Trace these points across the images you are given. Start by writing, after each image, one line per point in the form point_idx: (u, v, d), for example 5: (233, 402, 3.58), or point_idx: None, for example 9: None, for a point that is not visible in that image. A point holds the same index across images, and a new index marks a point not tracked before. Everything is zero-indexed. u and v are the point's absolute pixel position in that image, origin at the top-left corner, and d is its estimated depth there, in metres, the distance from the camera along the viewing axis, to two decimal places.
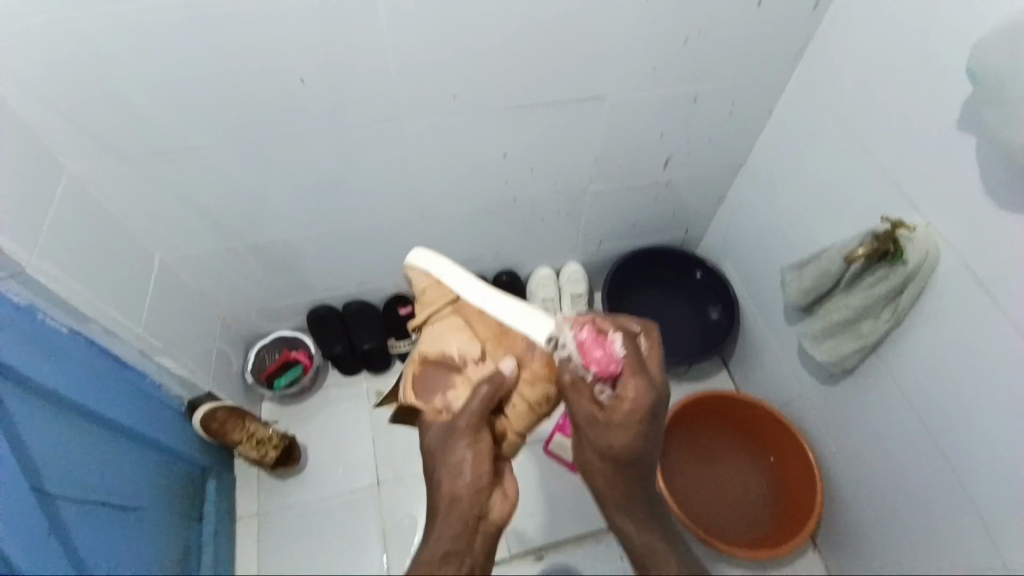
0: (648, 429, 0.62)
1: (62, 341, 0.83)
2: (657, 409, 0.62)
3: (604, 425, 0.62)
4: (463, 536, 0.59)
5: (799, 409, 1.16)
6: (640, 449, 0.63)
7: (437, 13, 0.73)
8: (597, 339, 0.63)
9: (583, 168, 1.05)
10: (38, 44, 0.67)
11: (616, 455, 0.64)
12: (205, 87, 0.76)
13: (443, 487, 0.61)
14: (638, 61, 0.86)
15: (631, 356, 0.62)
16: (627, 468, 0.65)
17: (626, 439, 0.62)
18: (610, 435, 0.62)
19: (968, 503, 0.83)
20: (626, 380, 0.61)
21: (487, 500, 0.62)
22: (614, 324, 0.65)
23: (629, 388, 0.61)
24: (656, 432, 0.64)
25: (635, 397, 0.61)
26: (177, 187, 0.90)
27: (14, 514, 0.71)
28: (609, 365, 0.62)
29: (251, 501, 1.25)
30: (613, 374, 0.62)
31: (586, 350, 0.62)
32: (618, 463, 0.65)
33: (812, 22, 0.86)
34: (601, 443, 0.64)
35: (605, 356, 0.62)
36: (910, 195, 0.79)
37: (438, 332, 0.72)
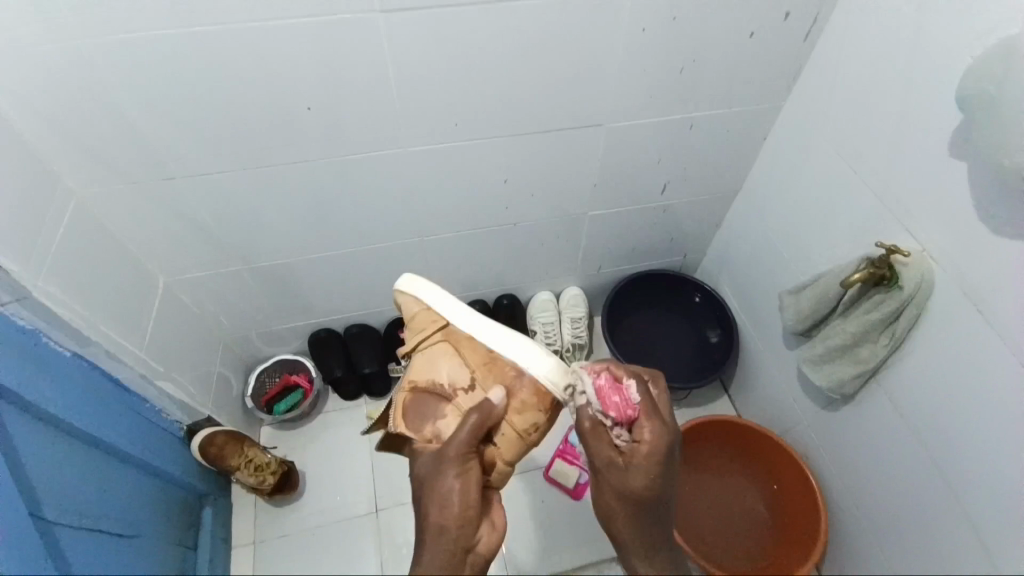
0: (667, 473, 0.63)
1: (63, 364, 0.84)
2: (673, 453, 0.64)
3: (623, 468, 0.63)
4: (451, 568, 0.59)
5: (799, 433, 1.15)
6: (657, 496, 0.64)
7: (439, 46, 0.76)
8: (615, 386, 0.65)
9: (582, 193, 1.07)
10: (57, 73, 0.70)
11: (633, 499, 0.63)
12: (214, 115, 0.78)
13: (431, 516, 0.60)
14: (633, 90, 0.89)
15: (647, 402, 0.64)
16: (644, 515, 0.64)
17: (643, 484, 0.62)
18: (628, 480, 0.63)
19: (971, 528, 0.82)
20: (644, 424, 0.63)
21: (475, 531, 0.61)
22: (630, 372, 0.67)
23: (646, 434, 0.63)
24: (673, 478, 0.65)
25: (653, 442, 0.62)
26: (183, 211, 0.91)
27: (8, 537, 0.71)
28: (627, 409, 0.64)
29: (247, 527, 1.23)
30: (631, 420, 0.64)
31: (603, 395, 0.64)
32: (636, 509, 0.64)
33: (801, 55, 0.89)
34: (619, 488, 0.64)
35: (622, 401, 0.64)
36: (902, 219, 0.80)
37: (428, 359, 0.73)
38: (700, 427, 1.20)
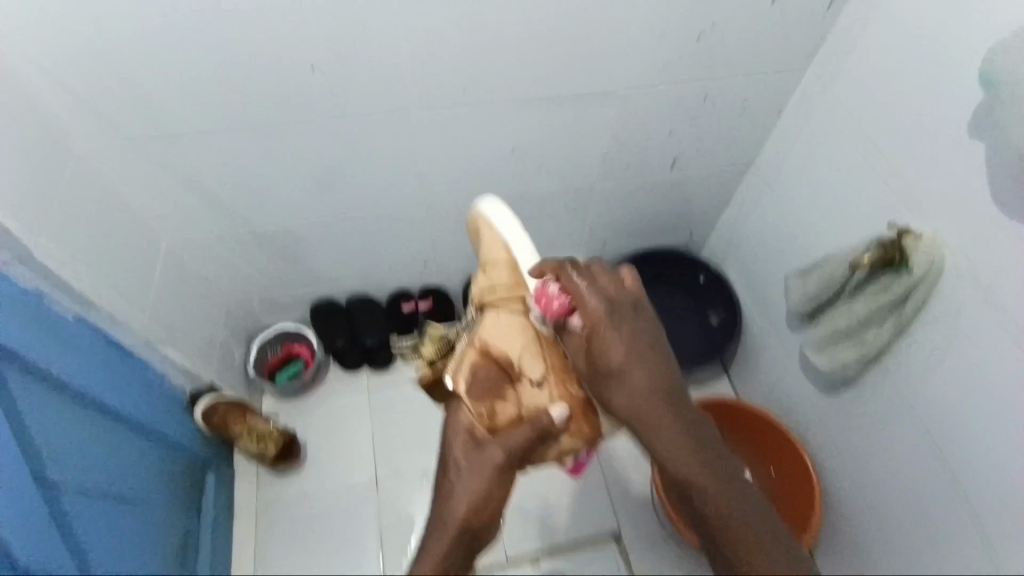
0: (620, 329, 0.62)
1: (68, 328, 0.83)
2: (621, 314, 0.63)
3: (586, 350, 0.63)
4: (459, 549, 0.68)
5: (798, 414, 1.15)
6: (638, 369, 0.61)
7: (450, 12, 0.74)
8: (541, 287, 0.64)
9: (589, 168, 1.05)
10: (59, 31, 0.69)
11: (608, 373, 0.62)
12: (219, 77, 0.77)
13: (458, 511, 0.66)
14: (647, 63, 0.87)
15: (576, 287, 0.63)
16: (626, 381, 0.61)
17: (619, 358, 0.61)
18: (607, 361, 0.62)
19: (963, 509, 0.83)
20: (580, 301, 0.62)
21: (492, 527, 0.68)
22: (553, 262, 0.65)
23: (587, 305, 0.62)
24: (638, 339, 0.62)
25: (592, 309, 0.62)
26: (188, 177, 0.90)
27: (13, 499, 0.72)
28: (560, 306, 0.63)
29: (249, 491, 1.25)
30: (569, 309, 0.63)
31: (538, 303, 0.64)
32: (614, 377, 0.62)
33: (821, 29, 0.87)
34: (616, 382, 0.61)
35: (552, 301, 0.63)
36: (915, 202, 0.79)
37: (505, 329, 0.69)
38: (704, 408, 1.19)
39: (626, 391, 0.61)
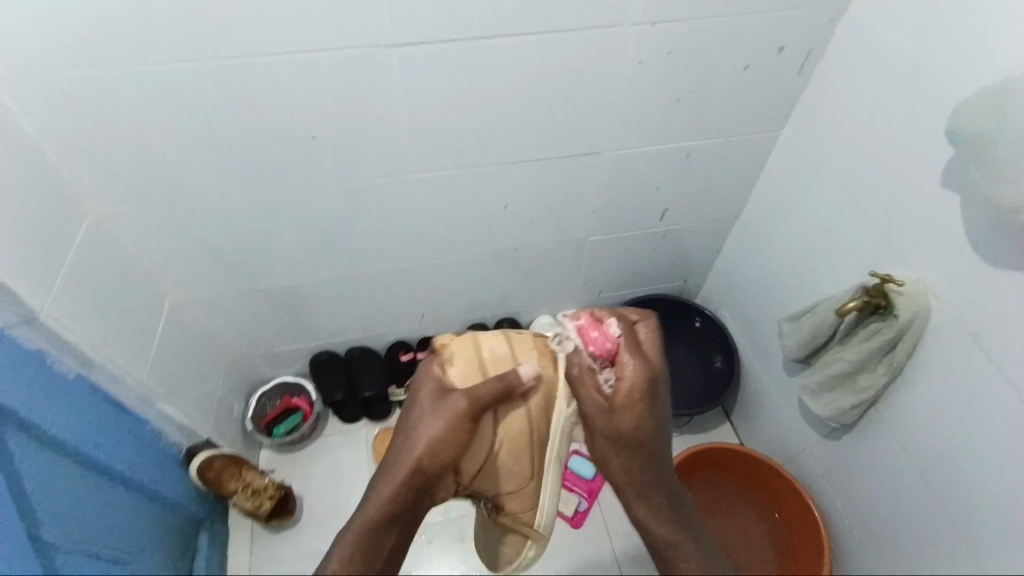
0: (653, 407, 0.64)
1: (66, 388, 0.83)
2: (657, 388, 0.64)
3: (610, 412, 0.63)
4: (408, 504, 0.62)
5: (801, 460, 1.14)
6: (643, 411, 0.64)
7: (444, 81, 0.79)
8: (594, 324, 0.65)
9: (583, 220, 1.08)
10: (73, 101, 0.72)
11: (623, 442, 0.65)
12: (225, 142, 0.81)
13: (404, 402, 0.67)
14: (634, 123, 0.91)
15: (627, 337, 0.64)
16: (635, 453, 0.66)
17: (630, 422, 0.64)
18: (613, 425, 0.64)
19: (978, 562, 0.81)
20: (626, 360, 0.63)
21: (417, 407, 0.64)
22: (611, 311, 0.66)
23: (627, 369, 0.63)
24: (662, 412, 0.66)
25: (633, 373, 0.63)
26: (191, 236, 0.93)
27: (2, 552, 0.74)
28: (606, 346, 0.64)
29: (243, 549, 1.22)
30: (612, 355, 0.64)
31: (583, 335, 0.64)
32: (627, 447, 0.65)
33: (796, 88, 0.92)
34: (607, 433, 0.64)
35: (602, 338, 0.64)
36: (899, 251, 0.81)
37: None
38: (711, 453, 1.19)
39: (607, 441, 0.65)
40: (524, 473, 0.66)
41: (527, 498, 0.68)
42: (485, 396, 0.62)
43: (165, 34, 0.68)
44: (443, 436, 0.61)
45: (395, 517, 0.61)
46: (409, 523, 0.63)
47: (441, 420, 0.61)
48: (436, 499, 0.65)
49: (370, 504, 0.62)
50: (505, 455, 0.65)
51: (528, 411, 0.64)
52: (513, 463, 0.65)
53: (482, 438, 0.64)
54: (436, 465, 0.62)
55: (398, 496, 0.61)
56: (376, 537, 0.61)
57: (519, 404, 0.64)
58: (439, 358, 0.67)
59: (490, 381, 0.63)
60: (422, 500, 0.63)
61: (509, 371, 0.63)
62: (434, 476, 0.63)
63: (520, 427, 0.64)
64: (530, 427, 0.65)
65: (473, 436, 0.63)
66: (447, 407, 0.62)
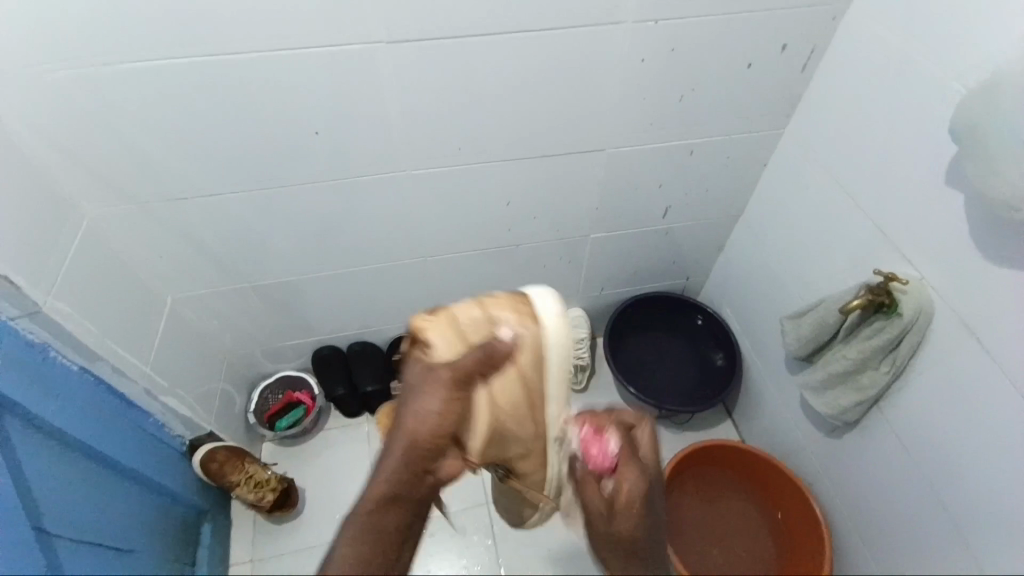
0: (650, 515, 0.61)
1: (70, 381, 0.85)
2: (654, 499, 0.62)
3: (608, 517, 0.61)
4: (410, 484, 0.57)
5: (802, 459, 1.14)
6: (643, 518, 0.61)
7: (442, 77, 0.79)
8: (594, 435, 0.63)
9: (584, 218, 1.08)
10: (70, 100, 0.73)
11: (621, 544, 0.61)
12: (224, 140, 0.81)
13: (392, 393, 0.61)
14: (634, 121, 0.91)
15: (625, 449, 0.62)
16: (630, 553, 0.63)
17: (628, 530, 0.60)
18: (610, 529, 0.61)
19: (978, 562, 0.80)
20: (624, 474, 0.60)
21: (405, 392, 0.59)
22: (611, 419, 0.65)
23: (627, 481, 0.60)
24: (658, 520, 0.63)
25: (631, 490, 0.59)
26: (191, 233, 0.94)
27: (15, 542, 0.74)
28: (606, 462, 0.62)
29: (245, 541, 1.23)
30: (610, 469, 0.62)
31: (585, 448, 0.63)
32: (625, 551, 0.62)
33: (798, 85, 0.91)
34: (606, 538, 0.62)
35: (601, 453, 0.62)
36: (901, 250, 0.81)
37: None
38: (714, 448, 1.18)
39: (606, 546, 0.63)
40: (527, 432, 0.63)
41: (537, 454, 0.66)
42: (469, 362, 0.59)
43: (159, 31, 0.68)
44: (436, 409, 0.57)
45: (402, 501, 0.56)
46: (415, 504, 0.58)
47: (433, 395, 0.57)
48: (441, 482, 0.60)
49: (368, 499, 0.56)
50: (504, 418, 0.61)
51: (518, 372, 0.60)
52: (514, 424, 0.62)
53: (478, 407, 0.59)
54: (431, 440, 0.57)
55: (400, 473, 0.56)
56: (380, 521, 0.56)
57: (507, 365, 0.60)
58: (416, 344, 0.62)
59: (474, 349, 0.59)
60: (424, 479, 0.58)
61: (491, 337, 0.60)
62: (432, 452, 0.57)
63: (513, 389, 0.60)
64: (523, 389, 0.61)
65: (468, 407, 0.59)
66: (433, 380, 0.58)
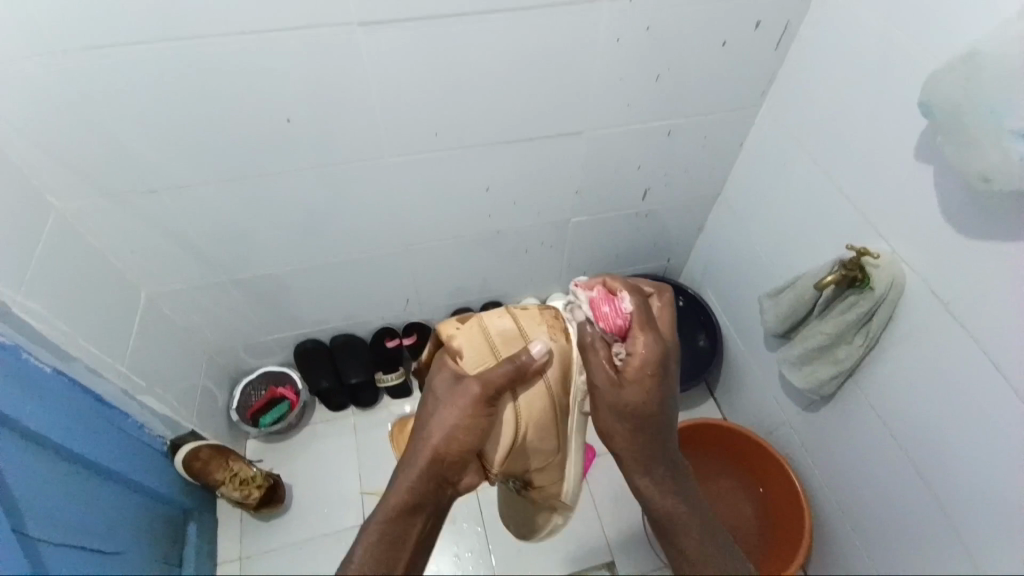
0: (663, 383, 0.62)
1: (45, 383, 0.82)
2: (670, 364, 0.63)
3: (619, 384, 0.61)
4: (432, 493, 0.62)
5: (783, 433, 1.17)
6: (657, 387, 0.62)
7: (420, 61, 0.78)
8: (607, 296, 0.63)
9: (565, 202, 1.08)
10: (34, 90, 0.70)
11: (630, 413, 0.62)
12: (197, 129, 0.79)
13: (423, 398, 0.65)
14: (613, 103, 0.91)
15: (640, 311, 0.62)
16: (639, 427, 0.63)
17: (640, 399, 0.62)
18: (621, 399, 0.62)
19: (951, 524, 0.84)
20: (637, 336, 0.61)
21: (435, 400, 0.63)
22: (625, 282, 0.64)
23: (641, 344, 0.61)
24: (671, 392, 0.64)
25: (644, 351, 0.61)
26: (166, 226, 0.91)
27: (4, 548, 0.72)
28: (618, 320, 0.61)
29: (233, 538, 1.22)
30: (624, 330, 0.62)
31: (596, 307, 0.62)
32: (633, 423, 0.63)
33: (774, 65, 0.92)
34: (612, 407, 0.62)
35: (614, 312, 0.62)
36: (874, 224, 0.83)
37: None
38: (696, 429, 1.21)
39: (611, 415, 0.63)
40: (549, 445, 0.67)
41: (556, 467, 0.69)
42: (499, 379, 0.61)
43: (126, 15, 0.65)
44: (459, 422, 0.61)
45: (422, 505, 0.61)
46: (436, 511, 0.63)
47: (457, 407, 0.61)
48: (459, 487, 0.65)
49: (394, 493, 0.61)
50: (529, 430, 0.64)
51: (544, 386, 0.64)
52: (536, 438, 0.65)
53: (501, 420, 0.63)
54: (455, 451, 0.61)
55: (422, 482, 0.61)
56: (403, 525, 0.61)
57: (536, 380, 0.63)
58: (449, 353, 0.65)
59: (503, 364, 0.62)
60: (444, 487, 0.63)
61: (522, 351, 0.62)
62: (455, 462, 0.62)
63: (540, 403, 0.64)
64: (548, 403, 0.64)
65: (491, 419, 0.62)
66: (460, 395, 0.61)
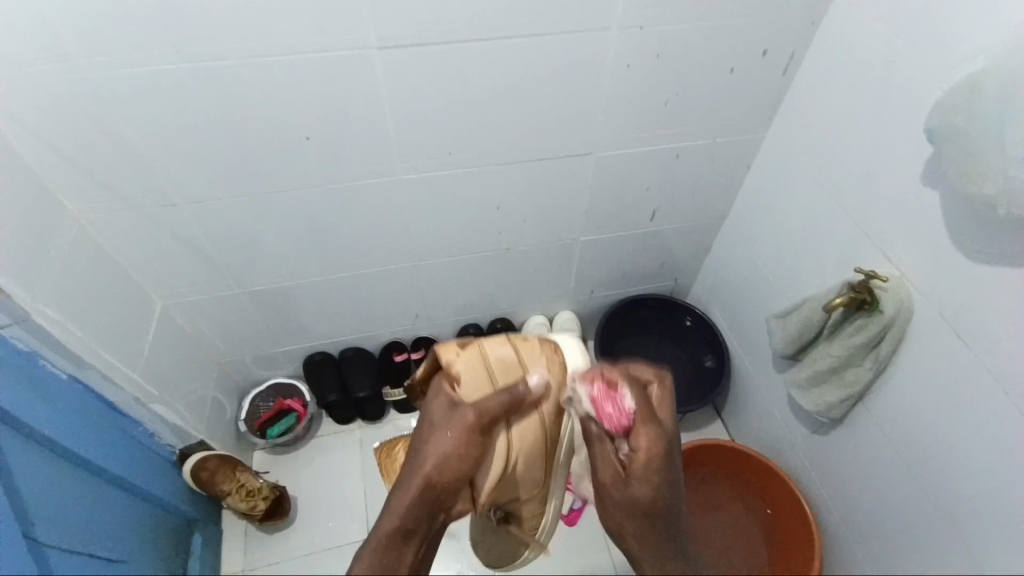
0: (669, 483, 0.61)
1: (57, 388, 0.84)
2: (674, 456, 0.62)
3: (625, 482, 0.61)
4: (424, 519, 0.60)
5: (791, 455, 1.16)
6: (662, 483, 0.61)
7: (433, 81, 0.80)
8: (609, 394, 0.61)
9: (574, 221, 1.10)
10: (61, 102, 0.73)
11: (640, 511, 0.62)
12: (216, 143, 0.81)
13: (420, 422, 0.63)
14: (622, 125, 0.93)
15: (642, 406, 0.60)
16: (645, 519, 0.63)
17: (648, 495, 0.61)
18: (629, 494, 0.61)
19: (962, 551, 0.82)
20: (640, 433, 0.59)
21: (433, 426, 0.61)
22: (624, 375, 0.62)
23: (642, 444, 0.59)
24: (677, 483, 0.63)
25: (648, 449, 0.59)
26: (184, 238, 0.94)
27: (11, 551, 0.73)
28: (622, 420, 0.60)
29: (236, 548, 1.22)
30: (626, 430, 0.60)
31: (598, 409, 0.60)
32: (641, 517, 0.63)
33: (781, 88, 0.94)
34: (619, 503, 0.63)
35: (617, 411, 0.60)
36: (881, 248, 0.83)
37: None
38: (705, 449, 1.19)
39: (617, 507, 0.63)
40: (535, 479, 0.68)
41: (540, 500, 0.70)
42: (495, 408, 0.60)
43: (153, 34, 0.68)
44: (456, 449, 0.60)
45: (415, 530, 0.60)
46: (427, 536, 0.61)
47: (453, 434, 0.60)
48: (450, 514, 0.63)
49: (387, 518, 0.59)
50: (518, 462, 0.64)
51: (538, 418, 0.64)
52: (525, 468, 0.65)
53: (494, 450, 0.62)
54: (447, 479, 0.60)
55: (414, 509, 0.59)
56: (393, 554, 0.59)
57: (531, 411, 0.64)
58: (447, 378, 0.64)
59: (500, 393, 0.61)
60: (434, 516, 0.61)
61: (518, 382, 0.62)
62: (446, 491, 0.60)
63: (532, 435, 0.64)
64: (540, 435, 0.64)
65: (484, 448, 0.62)
66: (456, 421, 0.60)
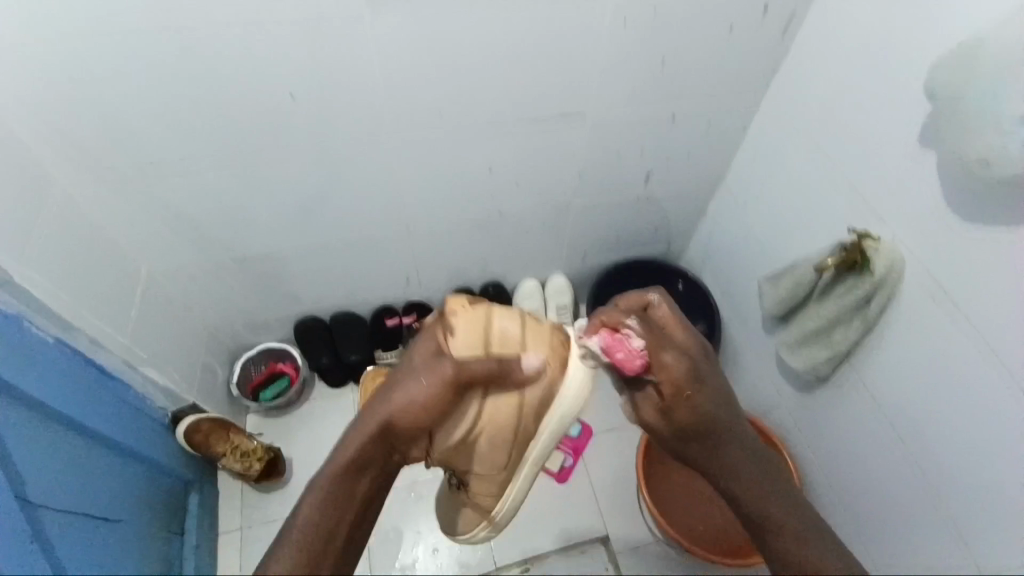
0: (705, 390, 0.63)
1: (47, 353, 0.83)
2: (702, 368, 0.64)
3: (668, 409, 0.63)
4: (378, 455, 0.62)
5: (777, 417, 1.18)
6: (698, 404, 0.63)
7: (422, 39, 0.77)
8: (616, 337, 0.62)
9: (567, 185, 1.08)
10: (29, 60, 0.69)
11: (691, 428, 0.64)
12: (197, 103, 0.78)
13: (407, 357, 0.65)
14: (616, 86, 0.91)
15: (650, 337, 0.62)
16: (704, 437, 0.65)
17: (691, 413, 0.63)
18: (675, 416, 0.63)
19: (938, 506, 0.86)
20: (661, 358, 0.62)
21: (415, 367, 0.63)
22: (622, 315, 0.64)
23: (666, 367, 0.62)
24: (716, 392, 0.65)
25: (675, 368, 0.62)
26: (168, 202, 0.91)
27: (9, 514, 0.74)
28: (636, 356, 0.61)
29: (233, 509, 1.24)
30: (647, 363, 0.62)
31: (608, 353, 0.62)
32: (693, 435, 0.65)
33: (781, 48, 0.91)
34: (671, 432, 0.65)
35: (627, 350, 0.61)
36: (875, 212, 0.83)
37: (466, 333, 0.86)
38: None
39: (674, 430, 0.65)
40: (494, 460, 0.71)
41: (495, 481, 0.74)
42: (476, 373, 0.62)
43: None
44: (424, 398, 0.61)
45: (368, 464, 0.62)
46: (381, 472, 0.63)
47: (426, 384, 0.61)
48: (406, 457, 0.66)
49: (347, 441, 0.61)
50: (483, 437, 0.68)
51: (518, 401, 0.66)
52: (489, 442, 0.68)
53: (463, 412, 0.65)
54: (409, 424, 0.62)
55: (372, 444, 0.61)
56: (348, 485, 0.60)
57: (513, 391, 0.65)
58: (445, 326, 0.65)
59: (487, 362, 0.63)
60: (392, 453, 0.63)
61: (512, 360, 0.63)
62: (406, 433, 0.62)
63: (505, 414, 0.66)
64: (514, 418, 0.66)
65: (455, 409, 0.65)
66: (434, 372, 0.62)
